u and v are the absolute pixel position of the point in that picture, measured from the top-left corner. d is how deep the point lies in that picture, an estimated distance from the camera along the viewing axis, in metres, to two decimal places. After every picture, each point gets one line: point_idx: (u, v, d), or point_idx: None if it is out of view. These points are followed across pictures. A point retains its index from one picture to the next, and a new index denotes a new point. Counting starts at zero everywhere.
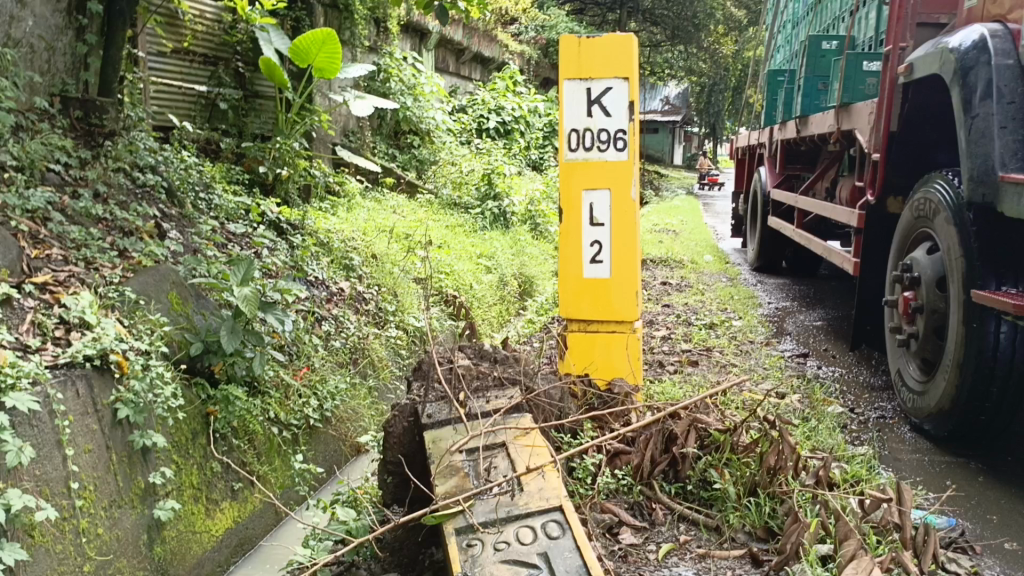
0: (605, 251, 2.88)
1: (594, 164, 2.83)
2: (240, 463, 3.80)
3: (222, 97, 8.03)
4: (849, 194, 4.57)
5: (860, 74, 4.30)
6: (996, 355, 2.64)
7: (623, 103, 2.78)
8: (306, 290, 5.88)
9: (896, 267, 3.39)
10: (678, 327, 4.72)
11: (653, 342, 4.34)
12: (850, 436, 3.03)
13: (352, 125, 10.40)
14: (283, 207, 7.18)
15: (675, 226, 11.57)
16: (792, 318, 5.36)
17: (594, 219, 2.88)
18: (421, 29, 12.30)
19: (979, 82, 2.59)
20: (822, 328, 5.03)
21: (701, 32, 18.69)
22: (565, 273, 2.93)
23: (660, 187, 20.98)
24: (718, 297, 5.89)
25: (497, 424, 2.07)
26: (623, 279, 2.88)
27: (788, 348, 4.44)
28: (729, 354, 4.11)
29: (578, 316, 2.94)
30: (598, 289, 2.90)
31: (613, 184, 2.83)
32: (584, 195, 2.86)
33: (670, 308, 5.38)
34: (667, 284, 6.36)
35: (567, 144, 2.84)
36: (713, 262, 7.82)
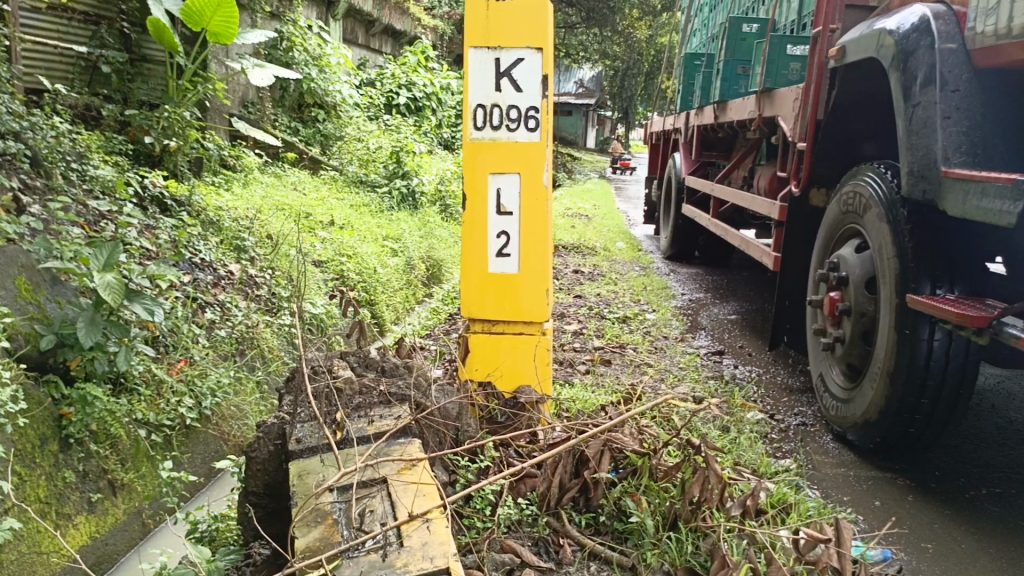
0: (514, 244, 2.56)
1: (502, 145, 2.50)
2: (99, 472, 3.29)
3: (104, 60, 7.28)
4: (768, 184, 4.38)
5: (784, 58, 4.10)
6: (928, 364, 2.47)
7: (536, 77, 2.45)
8: (191, 274, 5.37)
9: (820, 265, 3.20)
10: (590, 321, 4.46)
11: (563, 337, 4.07)
12: (772, 448, 2.83)
13: (251, 95, 9.75)
14: (170, 180, 6.59)
15: (588, 211, 11.39)
16: (706, 311, 5.19)
17: (501, 208, 2.55)
18: None
19: (921, 67, 2.39)
20: (736, 323, 4.86)
21: (616, 16, 18.58)
22: (468, 266, 2.59)
23: (573, 170, 20.87)
24: (632, 288, 5.67)
25: (377, 455, 1.73)
26: (533, 276, 2.56)
27: (704, 345, 4.24)
28: (643, 352, 3.87)
29: (482, 315, 2.62)
30: (504, 287, 2.58)
31: (523, 169, 2.51)
32: (490, 179, 2.53)
33: (582, 299, 5.12)
34: (579, 273, 6.11)
35: (472, 121, 2.50)
36: (625, 250, 7.63)
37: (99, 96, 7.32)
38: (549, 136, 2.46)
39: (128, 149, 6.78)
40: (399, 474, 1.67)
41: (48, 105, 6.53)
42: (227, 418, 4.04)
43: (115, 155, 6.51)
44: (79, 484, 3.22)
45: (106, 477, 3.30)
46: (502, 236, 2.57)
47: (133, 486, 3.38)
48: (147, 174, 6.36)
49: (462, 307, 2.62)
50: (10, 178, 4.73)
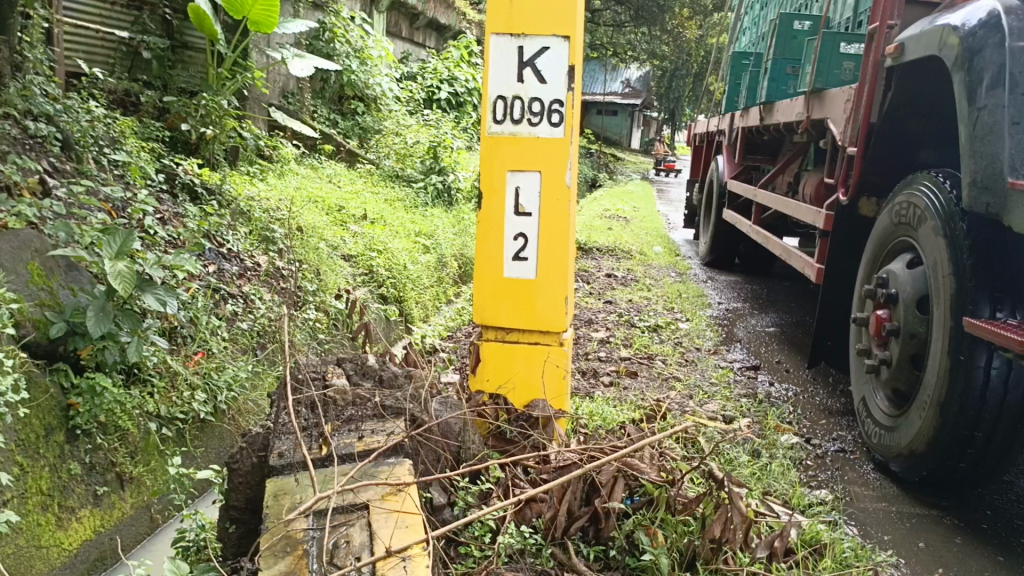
0: (532, 247, 2.39)
1: (523, 140, 2.33)
2: (107, 465, 3.11)
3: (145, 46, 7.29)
4: (814, 191, 4.15)
5: (837, 57, 3.86)
6: (984, 395, 2.25)
7: (561, 68, 2.28)
8: (216, 263, 5.28)
9: (868, 280, 2.97)
10: (619, 329, 4.26)
11: (589, 345, 3.88)
12: (806, 476, 2.62)
13: (291, 85, 9.71)
14: (203, 169, 6.55)
15: (627, 212, 11.18)
16: (742, 322, 4.96)
17: (519, 207, 2.38)
18: None
19: (988, 67, 2.16)
20: (774, 336, 4.63)
21: (665, 15, 18.24)
22: (482, 269, 2.42)
23: (615, 171, 20.59)
24: (666, 294, 5.45)
25: (360, 478, 1.57)
26: (550, 282, 2.39)
27: (737, 358, 4.03)
28: (672, 365, 3.67)
29: (495, 322, 2.44)
30: (520, 293, 2.41)
31: (544, 166, 2.34)
32: (508, 177, 2.36)
33: (613, 305, 4.92)
34: (612, 277, 5.91)
35: (491, 114, 2.34)
36: (662, 254, 7.41)
37: (139, 82, 7.31)
38: (572, 131, 2.29)
39: (165, 136, 6.75)
40: (382, 500, 1.51)
41: (85, 88, 6.52)
42: (242, 413, 3.92)
43: (150, 141, 6.48)
44: (85, 477, 3.03)
45: (114, 470, 3.12)
46: (519, 238, 2.39)
47: (141, 480, 3.20)
48: (181, 161, 6.31)
49: (474, 313, 2.46)
50: (38, 160, 4.65)
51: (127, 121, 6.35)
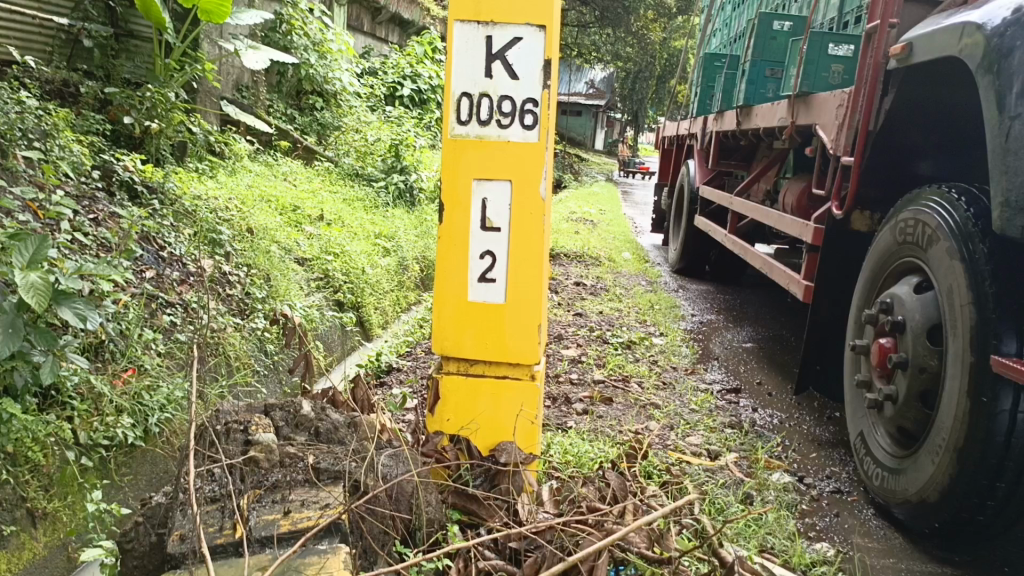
0: (500, 267, 2.07)
1: (492, 144, 2.02)
2: (15, 501, 2.44)
3: (87, 34, 6.97)
4: (798, 200, 3.89)
5: (825, 59, 3.56)
6: (1009, 442, 1.98)
7: (535, 62, 1.98)
8: (154, 267, 4.89)
9: (867, 303, 2.71)
10: (591, 345, 3.97)
11: (558, 365, 3.58)
12: (802, 525, 2.34)
13: (246, 79, 9.30)
14: (146, 165, 6.18)
15: (594, 215, 10.93)
16: (718, 337, 4.70)
17: (487, 222, 2.06)
18: None
19: (1020, 70, 1.91)
20: (752, 352, 4.38)
21: (631, 16, 18.04)
22: (444, 292, 2.10)
23: (580, 172, 20.34)
24: (637, 305, 5.18)
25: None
26: (521, 309, 2.07)
27: (716, 379, 3.75)
28: (650, 388, 3.38)
29: (458, 353, 2.12)
30: (486, 320, 2.09)
31: (515, 174, 2.03)
32: (474, 186, 2.05)
33: (583, 318, 4.63)
34: (581, 286, 5.62)
35: (455, 114, 2.02)
36: (632, 261, 7.15)
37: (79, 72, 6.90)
38: (548, 134, 1.99)
39: (106, 130, 6.36)
40: None
41: (15, 77, 6.12)
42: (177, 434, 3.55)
43: (89, 135, 6.09)
44: None
45: (23, 506, 2.46)
46: (486, 257, 2.07)
47: (59, 515, 2.52)
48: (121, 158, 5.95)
49: (433, 344, 2.13)
50: None
51: (63, 113, 5.93)
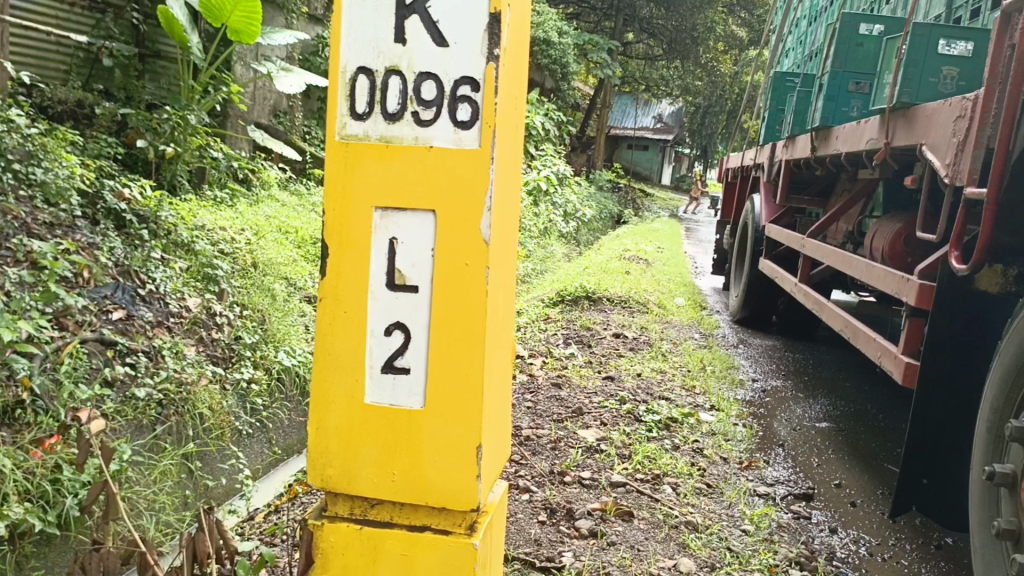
0: (417, 350, 1.27)
1: (406, 150, 1.24)
2: None
3: (107, 53, 6.56)
4: (892, 244, 3.02)
5: (933, 61, 2.71)
6: None
7: (473, 18, 1.20)
8: (127, 307, 4.22)
9: (1015, 406, 1.81)
10: (618, 424, 3.10)
11: (574, 454, 2.75)
12: None
13: (283, 104, 8.77)
14: (152, 193, 5.58)
15: (650, 254, 10.05)
16: (784, 411, 3.80)
17: (396, 276, 1.26)
18: None
19: None
20: (828, 436, 3.47)
21: (699, 47, 17.03)
22: (325, 388, 1.29)
23: (642, 208, 19.28)
24: (685, 365, 4.30)
25: None
26: (448, 423, 1.26)
27: (781, 478, 2.87)
28: (687, 496, 2.51)
29: (350, 486, 1.30)
30: (393, 435, 1.28)
31: (441, 199, 1.23)
32: (377, 218, 1.26)
33: (614, 383, 3.75)
34: (621, 339, 4.75)
35: (347, 102, 1.25)
36: (686, 308, 6.27)
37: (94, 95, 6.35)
38: (493, 134, 1.21)
39: (118, 154, 5.85)
40: None
41: (13, 95, 5.61)
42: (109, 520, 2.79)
43: (94, 160, 5.55)
44: None
45: None
46: (394, 333, 1.27)
47: None
48: (123, 184, 5.38)
49: (308, 472, 1.32)
50: None
51: (64, 135, 5.39)
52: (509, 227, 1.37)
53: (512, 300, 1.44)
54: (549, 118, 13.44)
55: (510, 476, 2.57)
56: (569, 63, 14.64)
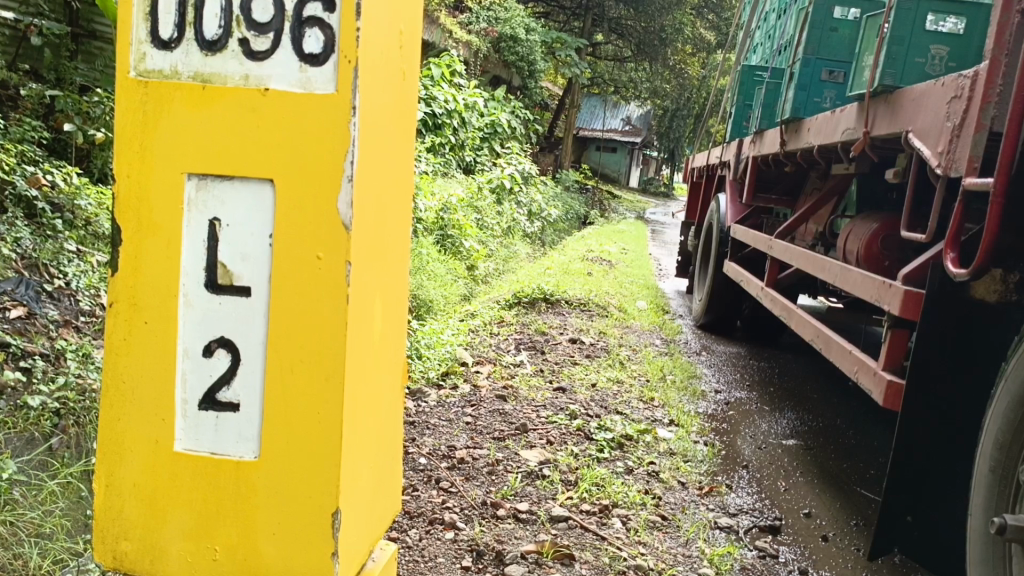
0: (250, 380, 0.89)
1: (230, 94, 0.87)
2: None
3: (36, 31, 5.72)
4: (870, 247, 2.71)
5: (920, 39, 2.37)
6: None
7: None
8: (30, 303, 3.71)
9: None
10: (566, 443, 2.71)
11: (514, 479, 2.37)
12: None
13: None
14: (76, 178, 5.05)
15: (614, 256, 9.72)
16: (749, 427, 3.48)
17: (219, 274, 0.89)
18: None
19: None
20: (796, 455, 3.15)
21: (667, 48, 16.80)
22: (121, 430, 0.92)
23: (609, 209, 18.97)
24: (644, 374, 3.96)
25: None
26: (288, 484, 0.89)
27: (746, 507, 2.54)
28: (638, 533, 2.16)
29: (156, 566, 0.93)
30: (213, 498, 0.91)
31: (282, 164, 0.86)
32: (190, 190, 0.89)
33: (566, 396, 3.34)
34: (577, 345, 4.37)
35: (147, 27, 0.89)
36: (647, 312, 5.95)
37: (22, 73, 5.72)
38: (355, 71, 0.84)
39: (43, 139, 5.11)
40: None
41: None
42: None
43: (20, 140, 4.95)
44: None
45: None
46: (215, 355, 0.89)
47: None
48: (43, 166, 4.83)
49: (95, 543, 0.95)
50: None
51: None
52: (391, 209, 1.00)
53: (399, 309, 1.07)
54: (515, 117, 13.04)
55: (436, 508, 2.18)
56: (536, 60, 14.23)
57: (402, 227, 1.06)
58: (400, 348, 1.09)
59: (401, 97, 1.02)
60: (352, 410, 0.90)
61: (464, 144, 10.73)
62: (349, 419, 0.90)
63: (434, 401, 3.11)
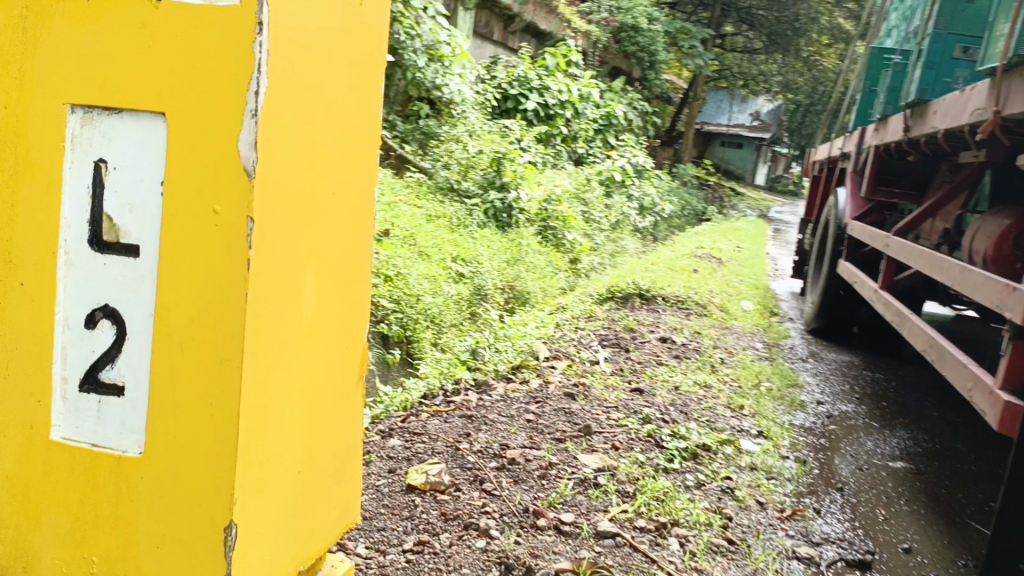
0: (136, 359, 0.73)
1: (118, 6, 0.71)
2: None
3: None
4: (1000, 247, 2.32)
5: None
6: None
7: None
8: None
9: None
10: (633, 450, 2.47)
11: (566, 486, 2.15)
12: None
13: None
14: None
15: (727, 254, 9.25)
16: (850, 444, 3.12)
17: (104, 228, 0.73)
18: (505, 14, 10.08)
19: None
20: (902, 480, 2.79)
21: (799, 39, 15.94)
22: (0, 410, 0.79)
23: (729, 206, 18.28)
24: (736, 380, 3.64)
25: None
26: (176, 488, 0.73)
27: (833, 538, 2.23)
28: (696, 558, 1.90)
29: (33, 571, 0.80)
30: (92, 499, 0.76)
31: (180, 93, 0.70)
32: (74, 125, 0.74)
33: (643, 398, 3.08)
34: (667, 345, 4.08)
35: None
36: (752, 313, 5.56)
37: None
38: None
39: None
40: None
41: None
42: None
43: None
44: None
45: None
46: (99, 326, 0.74)
47: None
48: None
49: None
50: None
51: None
52: (340, 163, 0.82)
53: (356, 287, 0.89)
54: (632, 109, 12.67)
55: (474, 512, 1.99)
56: (657, 51, 13.82)
57: (364, 185, 0.87)
58: (359, 333, 0.92)
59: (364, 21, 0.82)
60: (258, 404, 0.73)
61: (576, 135, 10.51)
62: (251, 415, 0.72)
63: (498, 397, 2.92)
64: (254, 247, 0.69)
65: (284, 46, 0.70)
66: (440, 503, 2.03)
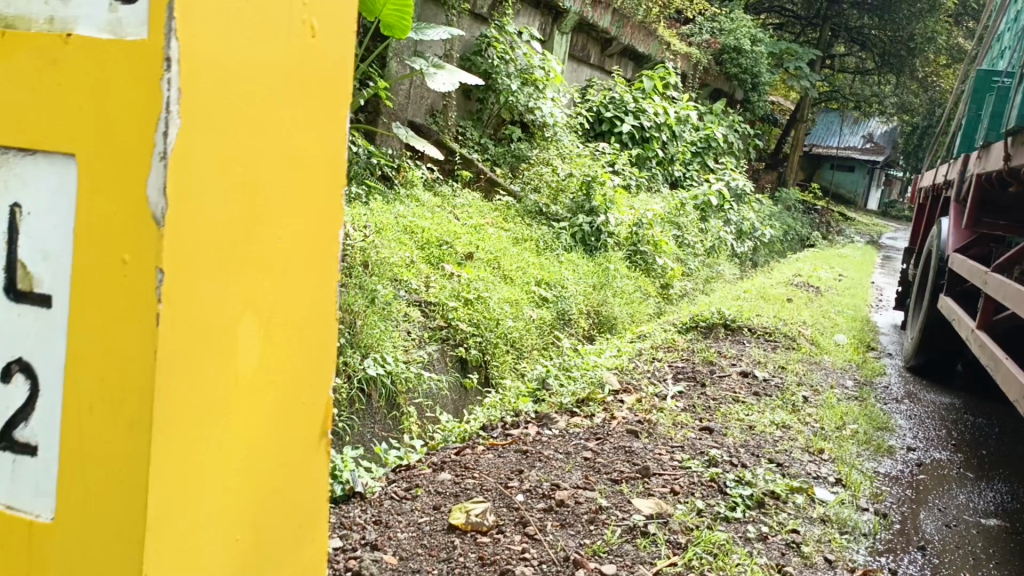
0: (48, 418, 0.74)
1: (34, 40, 0.72)
2: None
3: None
4: None
5: None
6: None
7: None
8: None
9: None
10: (693, 495, 2.36)
11: (615, 534, 2.07)
12: None
13: None
14: None
15: (829, 283, 8.85)
16: (939, 497, 2.90)
17: (19, 275, 0.75)
18: (603, 36, 10.00)
19: None
20: (994, 541, 2.57)
21: (916, 59, 15.09)
22: None
23: (838, 231, 17.55)
24: (818, 421, 3.45)
25: None
26: (87, 547, 0.71)
27: None
28: None
29: None
30: (16, 549, 0.77)
31: (85, 139, 0.69)
32: None
33: (713, 438, 2.95)
34: (747, 380, 3.91)
35: None
36: (846, 347, 5.29)
37: None
38: (169, 8, 0.64)
39: None
40: None
41: None
42: None
43: None
44: None
45: None
46: (15, 380, 0.76)
47: None
48: None
49: None
50: None
51: None
52: (270, 208, 0.79)
53: (303, 340, 0.87)
54: (735, 131, 12.31)
55: (512, 558, 1.94)
56: (761, 72, 13.39)
57: (307, 232, 0.85)
58: (304, 382, 0.88)
59: (304, 63, 0.81)
60: (177, 463, 0.71)
61: (673, 158, 10.30)
62: (168, 476, 0.70)
63: (559, 431, 2.85)
64: (161, 300, 0.67)
65: (203, 80, 0.68)
66: (480, 546, 2.00)
